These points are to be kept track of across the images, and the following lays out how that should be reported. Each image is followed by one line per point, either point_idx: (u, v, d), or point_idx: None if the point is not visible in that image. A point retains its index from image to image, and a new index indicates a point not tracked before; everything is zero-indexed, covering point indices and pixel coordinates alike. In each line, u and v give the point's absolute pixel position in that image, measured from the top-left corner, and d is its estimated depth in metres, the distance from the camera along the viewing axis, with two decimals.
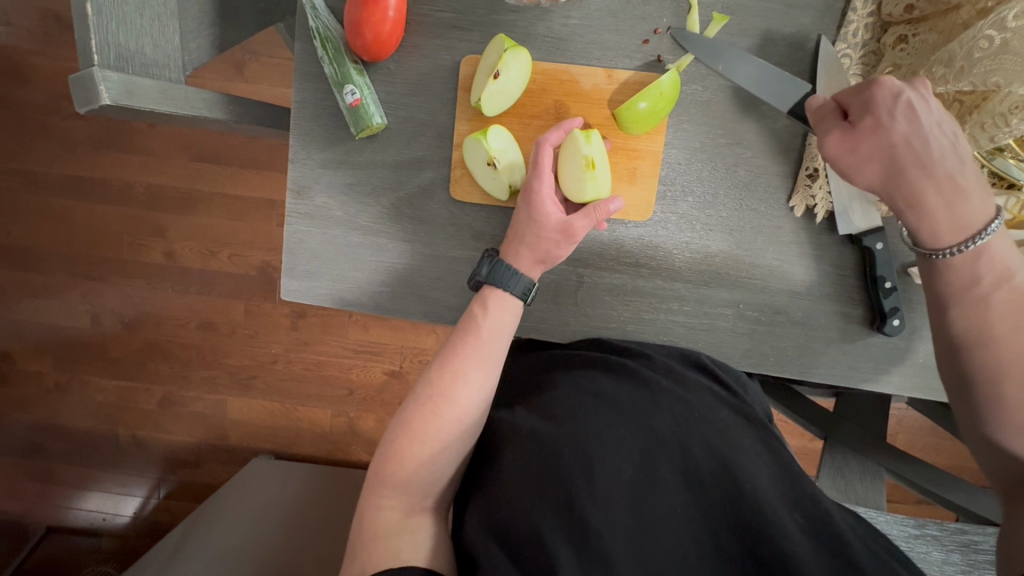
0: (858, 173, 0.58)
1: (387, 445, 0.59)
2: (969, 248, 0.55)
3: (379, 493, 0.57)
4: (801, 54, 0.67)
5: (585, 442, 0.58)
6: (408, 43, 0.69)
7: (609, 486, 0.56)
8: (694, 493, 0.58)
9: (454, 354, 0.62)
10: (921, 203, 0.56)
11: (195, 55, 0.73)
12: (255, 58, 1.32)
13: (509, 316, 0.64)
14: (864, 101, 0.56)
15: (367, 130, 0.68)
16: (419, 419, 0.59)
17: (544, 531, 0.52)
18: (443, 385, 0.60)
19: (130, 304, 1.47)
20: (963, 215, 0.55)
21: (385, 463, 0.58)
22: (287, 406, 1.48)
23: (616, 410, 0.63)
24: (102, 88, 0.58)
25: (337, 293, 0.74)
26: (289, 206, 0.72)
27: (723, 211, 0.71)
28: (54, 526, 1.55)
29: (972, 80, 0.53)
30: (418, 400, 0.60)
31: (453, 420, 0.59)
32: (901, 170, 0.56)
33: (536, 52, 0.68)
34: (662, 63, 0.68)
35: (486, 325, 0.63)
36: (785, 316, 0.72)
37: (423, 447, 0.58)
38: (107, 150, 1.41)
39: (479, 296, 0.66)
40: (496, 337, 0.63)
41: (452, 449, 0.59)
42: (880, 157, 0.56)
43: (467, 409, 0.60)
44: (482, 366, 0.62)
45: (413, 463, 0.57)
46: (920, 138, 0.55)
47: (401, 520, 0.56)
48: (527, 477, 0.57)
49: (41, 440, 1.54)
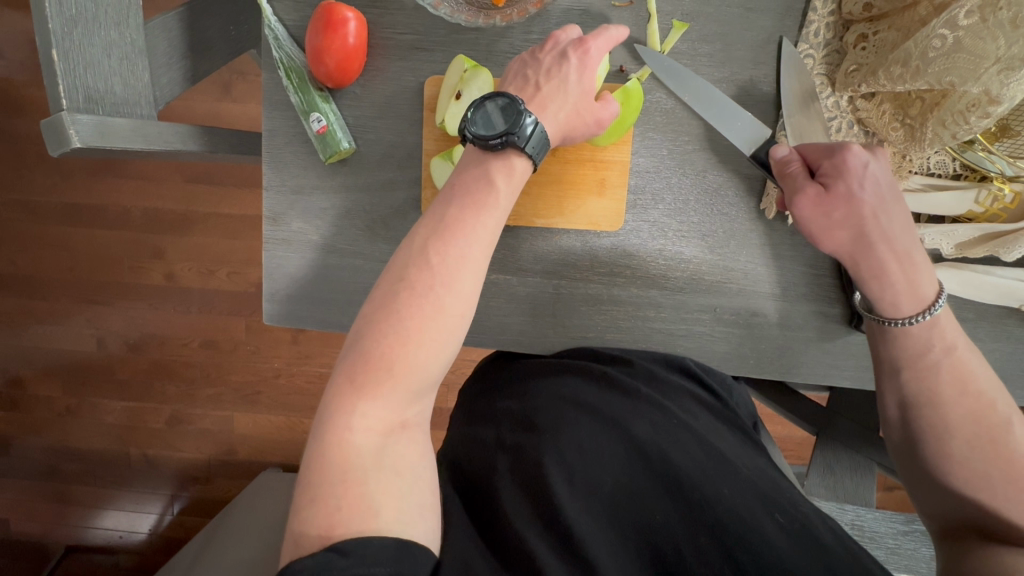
0: (825, 237, 0.59)
1: (369, 345, 0.49)
2: (923, 320, 0.57)
3: (355, 409, 0.48)
4: (763, 57, 0.67)
5: (566, 451, 0.60)
6: (371, 67, 0.70)
7: (588, 493, 0.58)
8: (675, 499, 0.57)
9: (449, 236, 0.53)
10: (882, 271, 0.58)
11: (167, 88, 0.74)
12: (241, 77, 1.33)
13: (514, 182, 0.57)
14: (836, 166, 0.57)
15: (336, 155, 0.69)
16: (409, 316, 0.50)
17: (524, 537, 0.53)
18: (440, 277, 0.52)
19: (133, 325, 1.50)
20: (921, 290, 0.57)
21: (366, 370, 0.49)
22: (294, 419, 1.50)
23: (597, 418, 0.63)
24: (72, 131, 0.59)
25: (318, 315, 0.75)
26: (266, 233, 0.73)
27: (694, 216, 0.71)
28: (73, 545, 1.58)
29: (928, 80, 0.53)
30: (406, 294, 0.51)
31: (451, 316, 0.52)
32: (867, 238, 0.58)
33: (499, 69, 0.69)
34: (624, 72, 0.68)
35: (501, 199, 0.56)
36: (762, 318, 0.72)
37: (419, 350, 0.50)
38: (103, 177, 1.44)
39: (500, 158, 0.57)
40: (494, 217, 0.56)
41: (447, 345, 0.52)
42: (846, 224, 0.58)
43: (466, 301, 0.53)
44: (478, 256, 0.54)
45: (404, 368, 0.49)
46: (882, 212, 0.57)
47: (380, 442, 0.48)
48: (511, 487, 0.58)
49: (55, 462, 1.57)
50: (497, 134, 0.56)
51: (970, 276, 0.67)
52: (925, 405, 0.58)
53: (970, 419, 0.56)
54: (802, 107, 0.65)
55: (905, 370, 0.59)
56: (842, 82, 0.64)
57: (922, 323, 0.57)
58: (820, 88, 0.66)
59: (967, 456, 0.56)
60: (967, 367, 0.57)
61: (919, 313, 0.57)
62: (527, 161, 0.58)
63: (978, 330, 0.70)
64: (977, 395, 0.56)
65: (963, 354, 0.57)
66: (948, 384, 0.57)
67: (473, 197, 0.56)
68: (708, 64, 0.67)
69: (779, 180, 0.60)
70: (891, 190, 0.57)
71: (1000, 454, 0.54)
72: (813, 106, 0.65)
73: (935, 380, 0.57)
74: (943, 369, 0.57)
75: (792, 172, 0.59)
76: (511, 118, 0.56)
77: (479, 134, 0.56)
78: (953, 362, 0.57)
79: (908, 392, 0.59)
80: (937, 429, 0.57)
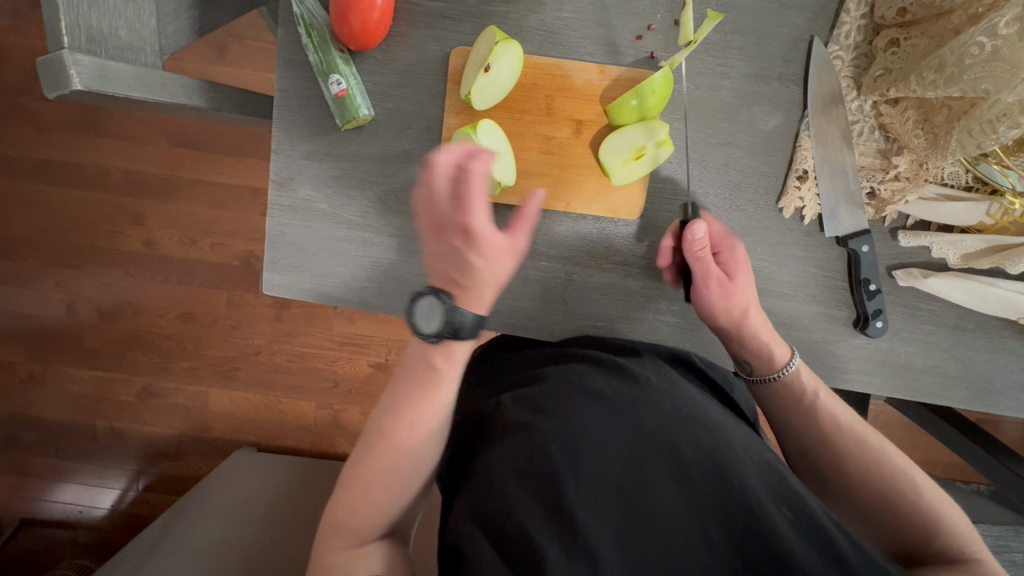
0: (713, 319, 0.67)
1: (344, 482, 0.55)
2: (783, 375, 0.66)
3: (330, 537, 0.53)
4: (793, 55, 0.67)
5: (573, 437, 0.53)
6: (396, 32, 0.67)
7: (599, 484, 0.52)
8: (685, 490, 0.53)
9: (402, 402, 0.55)
10: (744, 341, 0.68)
11: (173, 38, 0.70)
12: (237, 41, 1.28)
13: (454, 362, 0.56)
14: (729, 258, 0.68)
15: (353, 121, 0.66)
16: (369, 462, 0.54)
17: (532, 529, 0.48)
18: (393, 432, 0.55)
19: (107, 293, 1.43)
20: (771, 355, 0.67)
21: (336, 509, 0.54)
22: (272, 398, 1.46)
23: (604, 404, 0.57)
24: (73, 73, 0.55)
25: (320, 288, 0.72)
26: (272, 197, 0.70)
27: (713, 211, 0.70)
28: (28, 518, 1.51)
29: (962, 87, 0.54)
30: (366, 446, 0.55)
31: (406, 465, 0.55)
32: (734, 318, 0.66)
33: (528, 45, 0.67)
34: (655, 59, 0.67)
35: (441, 375, 0.56)
36: (771, 316, 0.72)
37: (376, 490, 0.54)
38: (84, 134, 1.37)
39: (436, 346, 0.55)
40: (449, 381, 0.56)
41: (409, 486, 0.56)
42: (732, 309, 0.66)
43: (419, 451, 0.55)
44: (433, 412, 0.55)
45: (367, 512, 0.53)
46: (751, 297, 0.67)
47: (352, 551, 0.52)
48: (513, 476, 0.52)
49: (12, 432, 1.49)
50: (433, 333, 0.53)
51: (977, 287, 0.68)
52: (817, 440, 0.63)
53: (855, 445, 0.60)
54: (824, 109, 0.67)
55: (793, 418, 0.65)
56: (868, 86, 0.65)
57: (784, 377, 0.66)
58: (846, 91, 0.67)
59: (859, 483, 0.59)
60: (835, 406, 0.64)
61: (780, 369, 0.67)
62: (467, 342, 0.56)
63: (976, 341, 0.72)
64: (848, 428, 0.62)
65: (828, 396, 0.65)
66: (824, 421, 0.63)
67: (417, 371, 0.56)
68: (739, 57, 0.67)
69: (689, 261, 0.66)
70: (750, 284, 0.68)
71: (886, 471, 0.58)
72: (835, 110, 0.67)
73: (813, 419, 0.63)
74: (819, 407, 0.64)
75: (701, 258, 0.65)
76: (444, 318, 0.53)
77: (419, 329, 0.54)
78: (824, 403, 0.64)
79: (801, 433, 0.65)
80: (834, 463, 0.61)
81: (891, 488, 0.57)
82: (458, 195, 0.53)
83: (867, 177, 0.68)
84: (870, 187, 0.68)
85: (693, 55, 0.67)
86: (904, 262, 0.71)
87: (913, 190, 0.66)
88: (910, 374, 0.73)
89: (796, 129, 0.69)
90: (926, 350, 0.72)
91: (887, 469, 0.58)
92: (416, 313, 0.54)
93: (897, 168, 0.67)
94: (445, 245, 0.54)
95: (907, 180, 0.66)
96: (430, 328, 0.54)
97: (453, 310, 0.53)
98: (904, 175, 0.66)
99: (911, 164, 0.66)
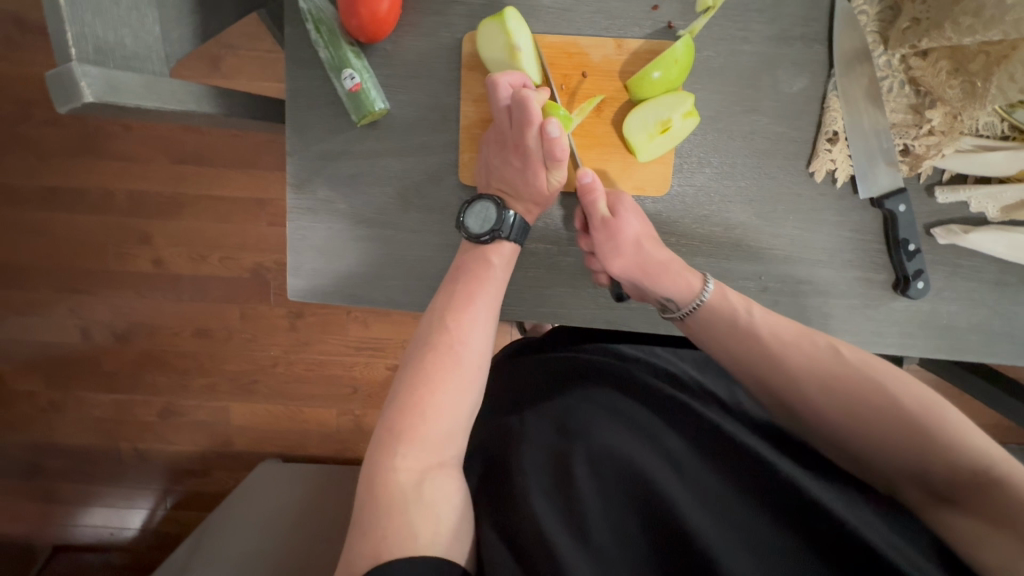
0: (614, 264, 0.65)
1: (403, 399, 0.55)
2: (701, 303, 0.63)
3: (397, 451, 0.52)
4: (814, 13, 0.65)
5: (599, 459, 0.54)
6: (404, 22, 0.66)
7: (620, 507, 0.53)
8: (715, 514, 0.52)
9: (465, 303, 0.62)
10: (656, 281, 0.64)
11: (177, 46, 0.68)
12: (232, 52, 1.26)
13: (506, 262, 0.66)
14: (613, 202, 0.66)
15: (368, 116, 0.65)
16: (435, 366, 0.57)
17: (554, 539, 0.48)
18: (459, 333, 0.60)
19: (120, 315, 1.42)
20: (687, 283, 0.64)
21: (404, 418, 0.54)
22: (292, 408, 1.45)
23: (629, 426, 0.58)
24: (84, 84, 0.53)
25: (344, 288, 0.70)
26: (290, 202, 0.69)
27: (742, 180, 0.68)
28: (60, 544, 1.50)
29: (1003, 29, 0.55)
30: (433, 350, 0.59)
31: (471, 365, 0.59)
32: (631, 256, 0.64)
33: (541, 24, 0.65)
34: (673, 29, 0.65)
35: (494, 275, 0.64)
36: (809, 285, 0.70)
37: (447, 396, 0.56)
38: (85, 157, 1.36)
39: (485, 250, 0.65)
40: (498, 285, 0.65)
41: (472, 390, 0.58)
42: (622, 252, 0.64)
43: (481, 353, 0.61)
44: (487, 312, 0.63)
45: (437, 420, 0.55)
46: (641, 230, 0.65)
47: (418, 483, 0.51)
48: (540, 489, 0.53)
49: (37, 459, 1.49)
50: (486, 231, 0.65)
51: (1020, 239, 0.66)
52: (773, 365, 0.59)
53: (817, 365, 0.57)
54: (849, 68, 0.65)
55: (760, 370, 0.59)
56: (896, 39, 0.63)
57: (705, 303, 0.63)
58: (873, 46, 0.65)
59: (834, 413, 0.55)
60: (770, 321, 0.61)
61: (699, 295, 0.64)
62: (516, 244, 0.67)
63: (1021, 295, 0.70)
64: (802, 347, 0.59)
65: (760, 314, 0.62)
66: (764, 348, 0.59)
67: (474, 277, 0.64)
68: (759, 21, 0.66)
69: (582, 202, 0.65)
70: (642, 227, 0.66)
71: (865, 387, 0.54)
72: (860, 67, 0.65)
73: (761, 346, 0.59)
74: (762, 333, 0.60)
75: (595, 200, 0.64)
76: (494, 217, 0.65)
77: (472, 233, 0.65)
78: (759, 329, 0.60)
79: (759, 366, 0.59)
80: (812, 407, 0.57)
81: (872, 406, 0.54)
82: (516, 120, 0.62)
83: (900, 134, 0.66)
84: (903, 144, 0.66)
85: (712, 23, 0.66)
86: (942, 219, 0.69)
87: (949, 144, 0.64)
88: (955, 334, 0.71)
89: (823, 90, 0.67)
90: (969, 309, 0.70)
91: (908, 416, 0.52)
92: (470, 213, 0.66)
93: (930, 122, 0.64)
94: (505, 162, 0.66)
95: (943, 134, 0.64)
96: (481, 228, 0.65)
97: (500, 207, 0.65)
98: (938, 129, 0.64)
99: (945, 117, 0.63)
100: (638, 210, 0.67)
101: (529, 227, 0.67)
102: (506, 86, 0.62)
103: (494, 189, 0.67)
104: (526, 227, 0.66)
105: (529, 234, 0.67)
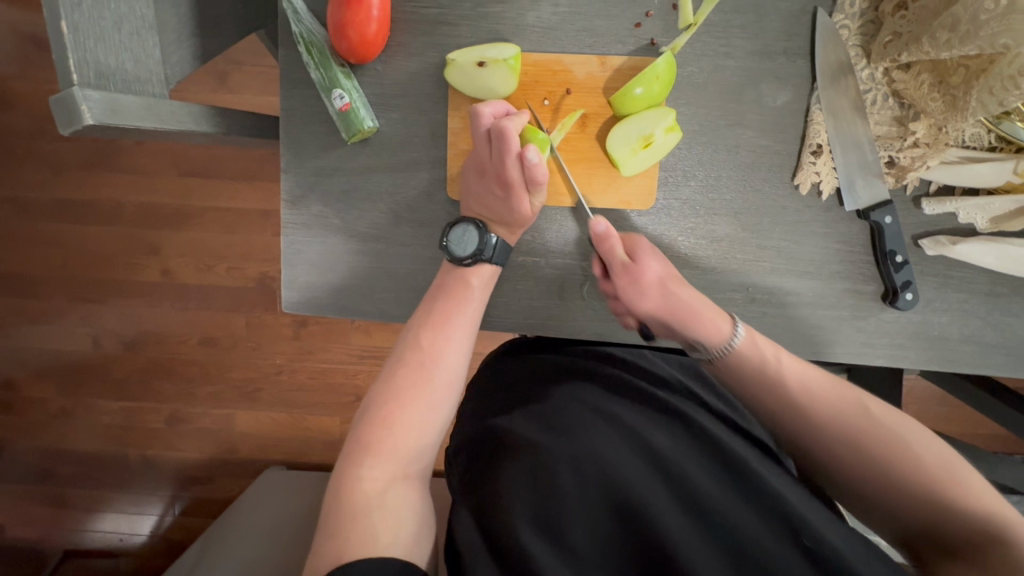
0: (638, 304, 0.65)
1: (374, 413, 0.57)
2: (731, 348, 0.62)
3: (364, 462, 0.54)
4: (797, 28, 0.66)
5: (582, 461, 0.54)
6: (394, 42, 0.68)
7: (601, 509, 0.53)
8: (693, 520, 0.52)
9: (441, 320, 0.64)
10: (683, 322, 0.64)
11: (177, 67, 0.70)
12: (237, 67, 1.29)
13: (485, 282, 0.67)
14: (630, 245, 0.67)
15: (359, 134, 0.67)
16: (407, 381, 0.59)
17: (532, 544, 0.49)
18: (432, 350, 0.62)
19: (130, 324, 1.45)
20: (716, 326, 0.63)
21: (373, 430, 0.56)
22: (296, 416, 1.47)
23: (616, 426, 0.58)
24: (84, 108, 0.55)
25: (336, 301, 0.72)
26: (285, 217, 0.71)
27: (727, 193, 0.69)
28: (71, 549, 1.53)
29: (979, 44, 0.55)
30: (407, 365, 0.61)
31: (442, 382, 0.61)
32: (655, 298, 0.64)
33: (527, 42, 0.67)
34: (656, 46, 0.66)
35: (472, 293, 0.66)
36: (797, 297, 0.70)
37: (416, 410, 0.58)
38: (96, 170, 1.40)
39: (466, 271, 0.66)
40: (475, 304, 0.66)
41: (442, 406, 0.60)
42: (646, 293, 0.64)
43: (455, 371, 0.62)
44: (463, 330, 0.64)
45: (405, 433, 0.57)
46: (663, 272, 0.65)
47: (381, 492, 0.53)
48: (522, 489, 0.52)
49: (48, 466, 1.52)
50: (468, 255, 0.65)
51: (1009, 250, 0.66)
52: (802, 408, 0.58)
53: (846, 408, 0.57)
54: (833, 81, 0.66)
55: (792, 416, 0.59)
56: (878, 53, 0.64)
57: (734, 348, 0.62)
58: (856, 60, 0.65)
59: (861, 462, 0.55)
60: (803, 370, 0.60)
61: (728, 341, 0.62)
62: (495, 265, 0.67)
63: (1013, 306, 0.70)
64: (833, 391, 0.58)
65: (792, 361, 0.61)
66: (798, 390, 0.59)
67: (452, 294, 0.65)
68: (742, 36, 0.66)
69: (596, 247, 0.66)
70: (666, 268, 0.66)
71: (888, 440, 0.54)
72: (844, 80, 0.65)
73: (788, 391, 0.59)
74: (792, 382, 0.59)
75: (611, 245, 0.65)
76: (477, 241, 0.65)
77: (455, 256, 0.65)
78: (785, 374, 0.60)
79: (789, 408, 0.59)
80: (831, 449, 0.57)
81: (895, 453, 0.54)
82: (497, 148, 0.63)
83: (884, 146, 0.66)
84: (888, 156, 0.67)
85: (695, 39, 0.67)
86: (930, 230, 0.69)
87: (934, 156, 0.64)
88: (946, 345, 0.71)
89: (807, 103, 0.67)
90: (961, 320, 0.70)
91: (931, 471, 0.52)
92: (452, 236, 0.66)
93: (915, 135, 0.65)
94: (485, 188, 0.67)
95: (927, 146, 0.65)
96: (464, 251, 0.65)
97: (481, 232, 0.65)
98: (923, 141, 0.65)
99: (929, 129, 0.64)
100: (659, 253, 0.67)
101: (510, 248, 0.68)
102: (488, 115, 0.64)
103: (474, 214, 0.68)
104: (508, 249, 0.67)
105: (509, 255, 0.68)
